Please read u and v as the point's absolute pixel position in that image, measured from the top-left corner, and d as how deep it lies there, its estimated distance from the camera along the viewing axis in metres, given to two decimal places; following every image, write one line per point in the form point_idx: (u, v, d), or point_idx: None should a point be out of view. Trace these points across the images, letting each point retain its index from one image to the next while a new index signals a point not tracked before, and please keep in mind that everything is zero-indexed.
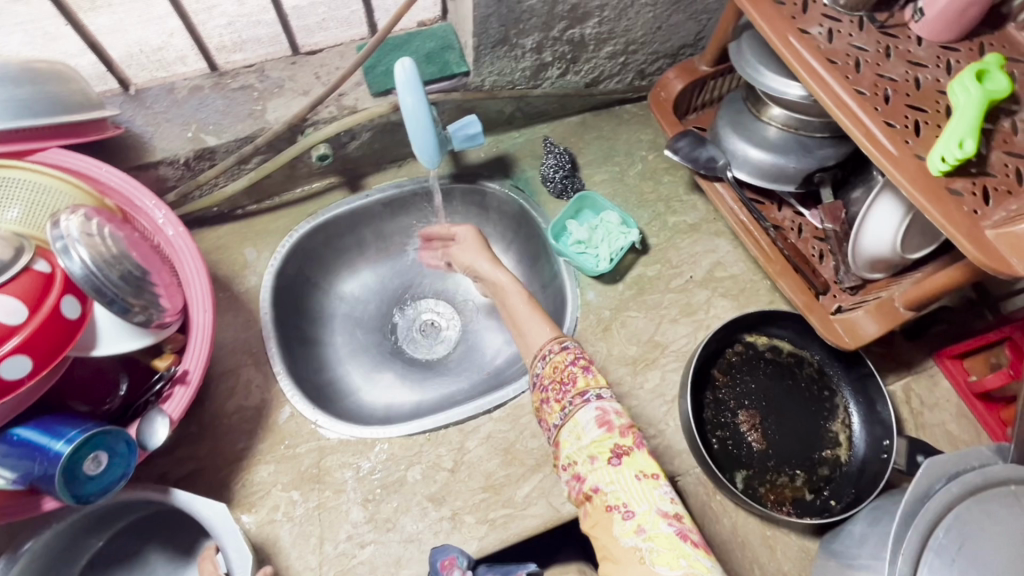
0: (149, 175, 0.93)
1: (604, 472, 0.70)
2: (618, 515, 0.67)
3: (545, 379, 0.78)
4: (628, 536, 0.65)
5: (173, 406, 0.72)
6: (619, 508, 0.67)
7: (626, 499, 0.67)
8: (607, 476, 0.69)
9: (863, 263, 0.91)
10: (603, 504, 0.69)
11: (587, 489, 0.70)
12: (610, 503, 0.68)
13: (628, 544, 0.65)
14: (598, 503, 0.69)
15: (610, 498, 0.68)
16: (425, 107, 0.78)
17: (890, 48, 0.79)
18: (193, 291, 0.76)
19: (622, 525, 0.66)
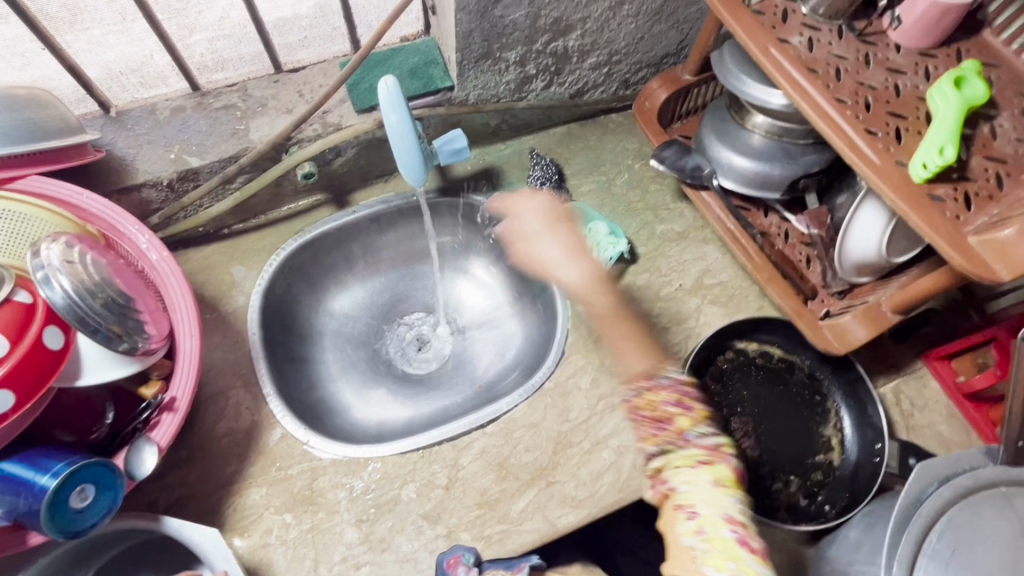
0: (132, 198, 0.92)
1: (682, 473, 0.68)
2: (684, 515, 0.66)
3: (636, 408, 0.74)
4: (689, 535, 0.64)
5: (162, 434, 0.71)
6: (686, 509, 0.66)
7: (694, 503, 0.66)
8: (683, 477, 0.68)
9: (849, 267, 0.91)
10: (673, 502, 0.67)
11: (663, 483, 0.69)
12: (678, 502, 0.66)
13: (686, 545, 0.64)
14: (668, 502, 0.68)
15: (681, 499, 0.66)
16: (410, 124, 0.78)
17: (869, 56, 0.80)
18: (179, 316, 0.76)
19: (685, 525, 0.65)
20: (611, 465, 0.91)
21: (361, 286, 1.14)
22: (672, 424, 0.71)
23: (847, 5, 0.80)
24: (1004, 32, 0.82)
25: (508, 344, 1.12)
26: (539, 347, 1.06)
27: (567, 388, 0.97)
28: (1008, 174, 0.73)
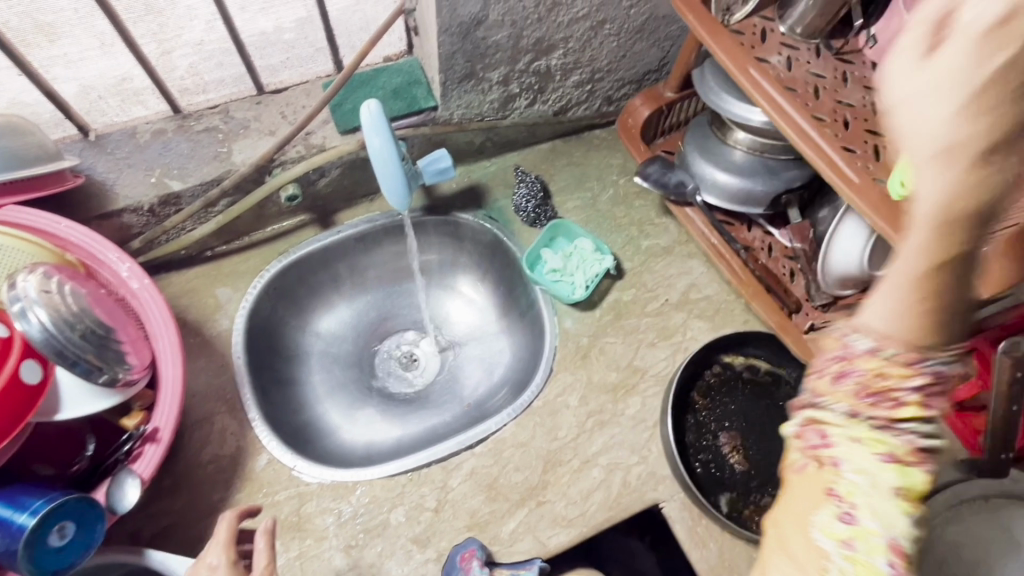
0: (112, 223, 0.91)
1: (867, 466, 0.45)
2: (835, 509, 0.45)
3: (849, 353, 0.44)
4: (827, 536, 0.45)
5: (144, 465, 0.70)
6: (847, 506, 0.44)
7: (864, 506, 0.44)
8: (863, 469, 0.44)
9: (833, 280, 0.92)
10: (825, 481, 0.46)
11: (813, 447, 0.47)
12: (829, 478, 0.46)
13: (808, 529, 0.45)
14: (807, 467, 0.47)
15: (840, 488, 0.45)
16: (393, 147, 0.77)
17: (846, 74, 0.82)
18: (161, 344, 0.74)
19: (825, 515, 0.45)
20: (600, 483, 0.91)
21: (347, 306, 1.13)
22: (899, 402, 0.44)
23: (823, 25, 0.81)
24: None
25: (496, 361, 1.11)
26: (526, 364, 1.05)
27: (556, 406, 0.96)
28: None
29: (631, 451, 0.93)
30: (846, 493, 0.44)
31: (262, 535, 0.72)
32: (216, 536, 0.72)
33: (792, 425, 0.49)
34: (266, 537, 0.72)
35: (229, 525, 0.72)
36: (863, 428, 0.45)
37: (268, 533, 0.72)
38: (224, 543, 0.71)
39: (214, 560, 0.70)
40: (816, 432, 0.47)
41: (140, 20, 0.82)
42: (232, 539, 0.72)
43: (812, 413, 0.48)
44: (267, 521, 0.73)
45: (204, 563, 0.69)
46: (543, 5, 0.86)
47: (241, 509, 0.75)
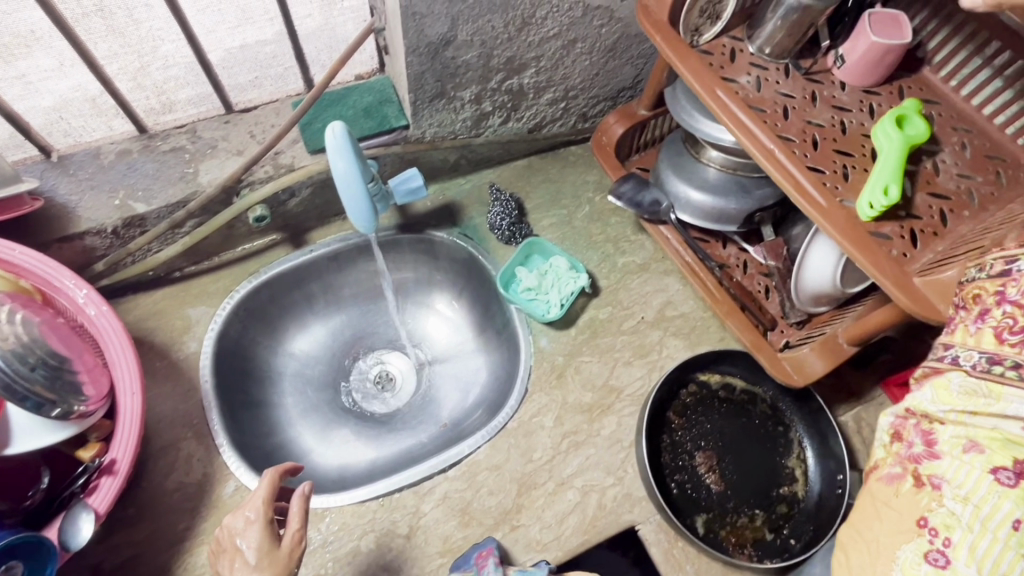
0: (75, 246, 0.89)
1: (962, 483, 0.52)
2: (927, 539, 0.54)
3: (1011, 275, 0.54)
4: (913, 561, 0.54)
5: (99, 499, 0.69)
6: (938, 535, 0.53)
7: (959, 540, 0.51)
8: (960, 492, 0.52)
9: (807, 297, 0.92)
10: (923, 507, 0.55)
11: (914, 457, 0.57)
12: (927, 507, 0.54)
13: (894, 549, 0.56)
14: (903, 484, 0.57)
15: (935, 519, 0.53)
16: (358, 171, 0.77)
17: (815, 94, 0.82)
18: (120, 372, 0.73)
19: (915, 542, 0.54)
20: (575, 505, 0.90)
21: (321, 325, 1.12)
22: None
23: (792, 45, 0.82)
24: (942, 69, 0.84)
25: (473, 380, 1.10)
26: (501, 384, 1.04)
27: (531, 427, 0.95)
28: (951, 211, 0.75)
29: (607, 472, 0.92)
30: (939, 523, 0.53)
31: (295, 498, 0.74)
32: (258, 491, 0.75)
33: (899, 423, 0.61)
34: (299, 501, 0.74)
35: (270, 482, 0.75)
36: (965, 446, 0.53)
37: (300, 497, 0.74)
38: (263, 499, 0.74)
39: (251, 513, 0.74)
40: (923, 440, 0.57)
41: (100, 41, 0.80)
42: (271, 496, 0.75)
43: (920, 413, 0.58)
44: (303, 484, 0.75)
45: (243, 514, 0.74)
46: (512, 25, 0.85)
47: (285, 470, 0.78)
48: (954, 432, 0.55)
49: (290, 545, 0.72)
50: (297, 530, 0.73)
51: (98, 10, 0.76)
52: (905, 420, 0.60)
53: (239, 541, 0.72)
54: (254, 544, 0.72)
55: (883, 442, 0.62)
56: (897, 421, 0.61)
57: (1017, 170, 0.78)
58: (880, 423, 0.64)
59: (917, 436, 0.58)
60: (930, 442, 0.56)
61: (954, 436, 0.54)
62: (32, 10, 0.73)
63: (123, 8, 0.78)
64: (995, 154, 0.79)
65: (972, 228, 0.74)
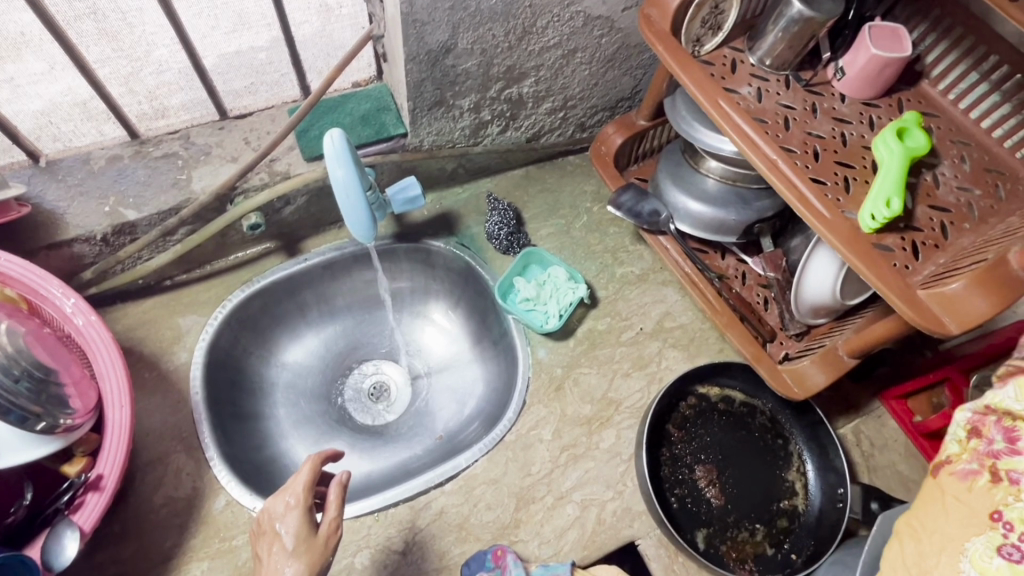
0: (63, 253, 0.87)
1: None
2: (1001, 533, 0.53)
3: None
4: (986, 556, 0.54)
5: (85, 517, 0.66)
6: (1013, 528, 0.53)
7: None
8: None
9: (806, 309, 0.91)
10: (997, 501, 0.55)
11: (993, 454, 0.56)
12: (1002, 501, 0.54)
13: (964, 540, 0.56)
14: (978, 479, 0.57)
15: (1010, 513, 0.54)
16: (357, 179, 0.75)
17: (815, 105, 0.82)
18: (108, 385, 0.71)
19: (986, 535, 0.54)
20: (575, 520, 0.89)
21: (315, 335, 1.09)
22: None
23: (792, 57, 0.82)
24: (941, 82, 0.85)
25: (469, 392, 1.08)
26: (499, 397, 1.02)
27: (529, 440, 0.93)
28: (952, 223, 0.76)
29: (607, 485, 0.91)
30: (1015, 517, 0.53)
31: (333, 486, 0.74)
32: (298, 476, 0.75)
33: (976, 419, 0.59)
34: (336, 489, 0.74)
35: (311, 469, 0.75)
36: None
37: (338, 485, 0.74)
38: (304, 485, 0.74)
39: (291, 498, 0.74)
40: (1005, 438, 0.56)
41: (93, 45, 0.78)
42: (311, 482, 0.75)
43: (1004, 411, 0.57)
44: (342, 472, 0.75)
45: (282, 499, 0.74)
46: (513, 33, 0.85)
47: (326, 455, 0.78)
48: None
49: (326, 533, 0.72)
50: (333, 518, 0.73)
51: (91, 13, 0.75)
52: (987, 420, 0.59)
53: (277, 525, 0.72)
54: (291, 530, 0.72)
55: (959, 438, 0.61)
56: (975, 417, 0.60)
57: (1016, 182, 0.79)
58: (956, 418, 0.62)
59: (998, 432, 0.57)
60: (1012, 439, 0.55)
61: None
62: (23, 12, 0.71)
63: (116, 11, 0.76)
64: (993, 167, 0.80)
65: (973, 240, 0.74)
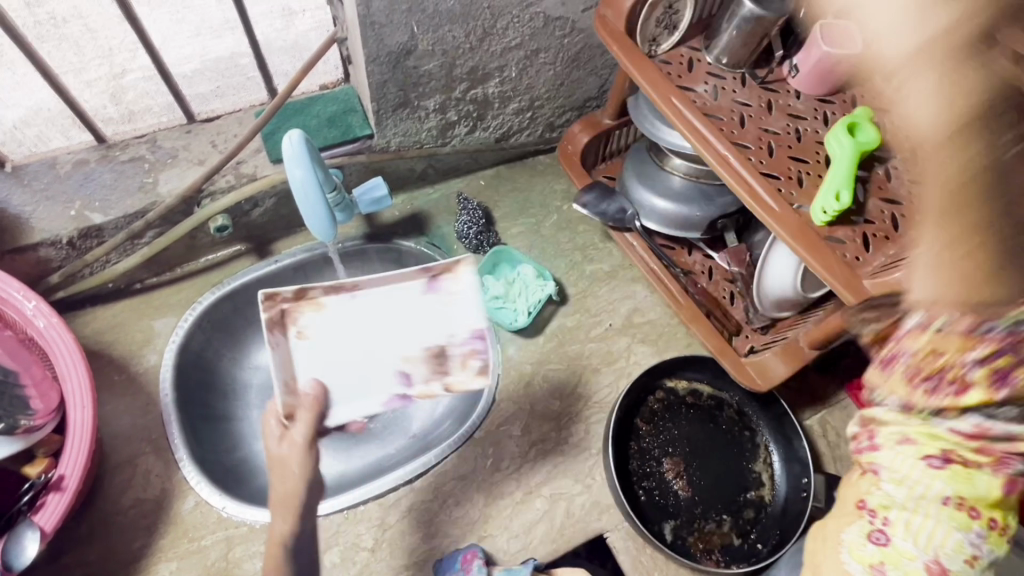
0: (29, 257, 0.88)
1: (901, 469, 0.57)
2: (867, 520, 0.60)
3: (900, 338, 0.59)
4: (859, 561, 0.59)
5: (46, 517, 0.67)
6: (877, 514, 0.59)
7: (896, 518, 0.58)
8: (897, 476, 0.57)
9: (768, 302, 0.93)
10: (862, 491, 0.61)
11: (862, 451, 0.61)
12: (867, 490, 0.60)
13: (840, 533, 0.62)
14: (852, 471, 0.64)
15: (873, 501, 0.59)
16: (315, 179, 0.76)
17: (770, 102, 0.84)
18: (70, 385, 0.72)
19: (859, 525, 0.60)
20: (544, 514, 0.90)
21: None
22: (963, 385, 0.54)
23: (747, 55, 0.84)
24: None
25: None
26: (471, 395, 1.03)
27: (499, 436, 0.94)
28: (903, 216, 0.78)
29: (575, 479, 0.92)
30: (877, 504, 0.59)
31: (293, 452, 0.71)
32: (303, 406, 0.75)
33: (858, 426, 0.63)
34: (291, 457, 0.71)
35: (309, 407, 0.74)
36: (904, 437, 0.57)
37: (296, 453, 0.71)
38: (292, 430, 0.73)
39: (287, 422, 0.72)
40: (859, 428, 0.62)
41: (55, 50, 0.78)
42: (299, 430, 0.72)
43: (871, 416, 0.61)
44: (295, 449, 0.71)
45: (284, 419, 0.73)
46: (474, 35, 0.86)
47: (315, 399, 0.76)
48: (898, 426, 0.58)
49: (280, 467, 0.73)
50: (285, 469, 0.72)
51: (51, 19, 0.75)
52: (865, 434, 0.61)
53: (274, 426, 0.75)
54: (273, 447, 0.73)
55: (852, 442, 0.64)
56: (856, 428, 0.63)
57: None
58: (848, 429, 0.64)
59: (866, 435, 0.61)
60: (872, 435, 0.60)
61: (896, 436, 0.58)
62: None
63: (76, 16, 0.77)
64: None
65: (921, 232, 0.76)
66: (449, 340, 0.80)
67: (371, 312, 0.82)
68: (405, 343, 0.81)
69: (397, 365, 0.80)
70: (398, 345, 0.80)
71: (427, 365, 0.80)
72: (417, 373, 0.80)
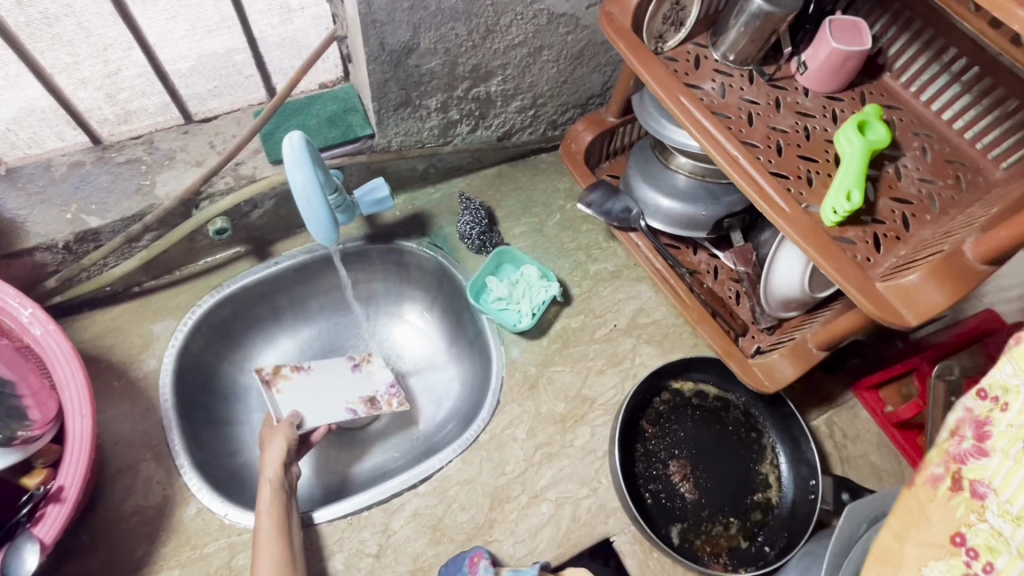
0: (24, 261, 0.86)
1: (1019, 498, 0.41)
2: (963, 562, 0.43)
3: None
4: None
5: (45, 529, 0.66)
6: (978, 558, 0.43)
7: (1005, 567, 0.41)
8: (1011, 509, 0.41)
9: (775, 302, 0.92)
10: (960, 521, 0.44)
11: (960, 458, 0.45)
12: (964, 520, 0.44)
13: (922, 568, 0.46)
14: (940, 485, 0.46)
15: (974, 538, 0.43)
16: (317, 182, 0.74)
17: (778, 100, 0.82)
18: (68, 395, 0.71)
19: (948, 564, 0.44)
20: (550, 518, 0.89)
21: (288, 339, 1.08)
22: None
23: (755, 51, 0.82)
24: (902, 75, 0.85)
25: (445, 393, 1.07)
26: (474, 396, 1.02)
27: (503, 440, 0.93)
28: (913, 215, 0.76)
29: (581, 483, 0.91)
30: (981, 543, 0.43)
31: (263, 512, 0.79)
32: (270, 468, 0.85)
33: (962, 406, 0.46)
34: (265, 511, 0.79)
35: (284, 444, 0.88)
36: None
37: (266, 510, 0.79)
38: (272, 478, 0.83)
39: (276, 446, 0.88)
40: (973, 433, 0.45)
41: (48, 50, 0.77)
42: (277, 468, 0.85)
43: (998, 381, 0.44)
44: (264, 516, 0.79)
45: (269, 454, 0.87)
46: (476, 32, 0.85)
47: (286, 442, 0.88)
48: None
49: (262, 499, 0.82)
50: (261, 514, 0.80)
51: (44, 19, 0.73)
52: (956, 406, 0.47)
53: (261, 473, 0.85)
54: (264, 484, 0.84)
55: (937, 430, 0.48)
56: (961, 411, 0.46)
57: (976, 174, 0.80)
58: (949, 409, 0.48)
59: (969, 428, 0.45)
60: (980, 435, 0.44)
61: (979, 408, 0.45)
62: None
63: (69, 15, 0.75)
64: (955, 159, 0.81)
65: (933, 232, 0.75)
66: (376, 391, 1.02)
67: (318, 376, 1.00)
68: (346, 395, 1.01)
69: (343, 407, 0.98)
70: (342, 394, 1.00)
71: (364, 405, 1.00)
72: (360, 409, 0.99)
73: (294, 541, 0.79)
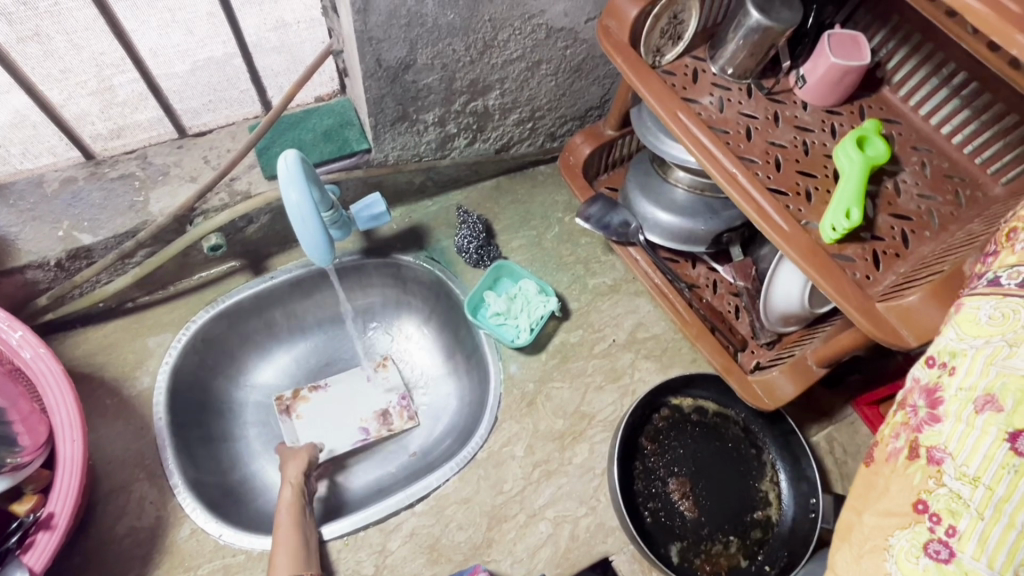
0: (16, 279, 0.85)
1: (972, 459, 0.47)
2: (927, 528, 0.48)
3: None
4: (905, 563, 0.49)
5: (35, 557, 0.66)
6: (940, 522, 0.48)
7: (966, 528, 0.47)
8: (967, 471, 0.47)
9: (775, 318, 0.91)
10: (919, 488, 0.50)
11: (918, 428, 0.52)
12: (924, 487, 0.50)
13: (885, 536, 0.51)
14: (900, 457, 0.52)
15: (936, 503, 0.49)
16: (312, 203, 0.73)
17: (777, 114, 0.81)
18: (59, 419, 0.71)
19: (912, 530, 0.49)
20: (548, 538, 0.88)
21: (284, 353, 1.07)
22: None
23: (753, 65, 0.81)
24: (901, 88, 0.85)
25: (442, 409, 1.06)
26: (473, 411, 1.01)
27: (501, 457, 0.92)
28: (913, 231, 0.76)
29: (580, 502, 0.90)
30: (942, 508, 0.48)
31: (284, 511, 0.83)
32: (292, 472, 0.90)
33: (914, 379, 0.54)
34: (287, 512, 0.83)
35: (304, 456, 0.93)
36: (977, 406, 0.48)
37: (288, 508, 0.84)
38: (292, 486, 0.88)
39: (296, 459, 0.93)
40: (927, 402, 0.52)
41: (40, 67, 0.76)
42: (298, 473, 0.90)
43: (944, 346, 0.52)
44: (286, 513, 0.83)
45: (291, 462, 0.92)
46: (474, 48, 0.84)
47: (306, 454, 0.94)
48: (977, 383, 0.48)
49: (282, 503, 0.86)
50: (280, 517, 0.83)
51: (35, 35, 0.72)
52: (915, 384, 0.54)
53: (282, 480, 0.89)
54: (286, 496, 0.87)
55: (887, 412, 0.57)
56: (905, 387, 0.55)
57: (975, 189, 0.79)
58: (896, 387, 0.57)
59: (921, 400, 0.52)
60: (934, 403, 0.51)
61: (930, 376, 0.52)
62: None
63: (61, 32, 0.74)
64: (954, 173, 0.80)
65: (933, 248, 0.74)
66: (389, 403, 1.06)
67: (334, 395, 1.06)
68: (359, 410, 1.05)
69: (358, 425, 1.03)
70: (355, 413, 1.04)
71: (377, 421, 1.04)
72: (372, 427, 1.03)
73: (308, 539, 0.81)
